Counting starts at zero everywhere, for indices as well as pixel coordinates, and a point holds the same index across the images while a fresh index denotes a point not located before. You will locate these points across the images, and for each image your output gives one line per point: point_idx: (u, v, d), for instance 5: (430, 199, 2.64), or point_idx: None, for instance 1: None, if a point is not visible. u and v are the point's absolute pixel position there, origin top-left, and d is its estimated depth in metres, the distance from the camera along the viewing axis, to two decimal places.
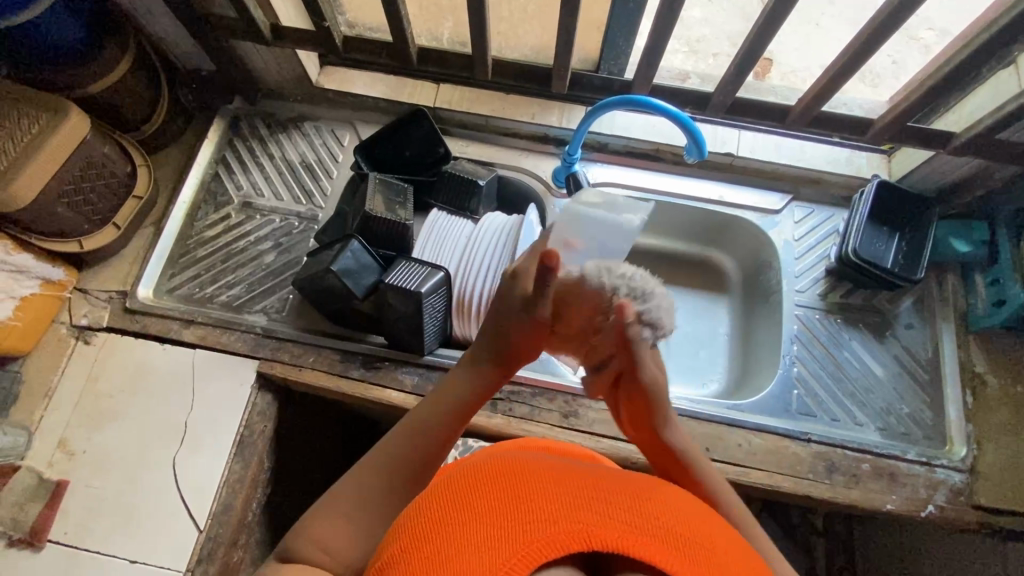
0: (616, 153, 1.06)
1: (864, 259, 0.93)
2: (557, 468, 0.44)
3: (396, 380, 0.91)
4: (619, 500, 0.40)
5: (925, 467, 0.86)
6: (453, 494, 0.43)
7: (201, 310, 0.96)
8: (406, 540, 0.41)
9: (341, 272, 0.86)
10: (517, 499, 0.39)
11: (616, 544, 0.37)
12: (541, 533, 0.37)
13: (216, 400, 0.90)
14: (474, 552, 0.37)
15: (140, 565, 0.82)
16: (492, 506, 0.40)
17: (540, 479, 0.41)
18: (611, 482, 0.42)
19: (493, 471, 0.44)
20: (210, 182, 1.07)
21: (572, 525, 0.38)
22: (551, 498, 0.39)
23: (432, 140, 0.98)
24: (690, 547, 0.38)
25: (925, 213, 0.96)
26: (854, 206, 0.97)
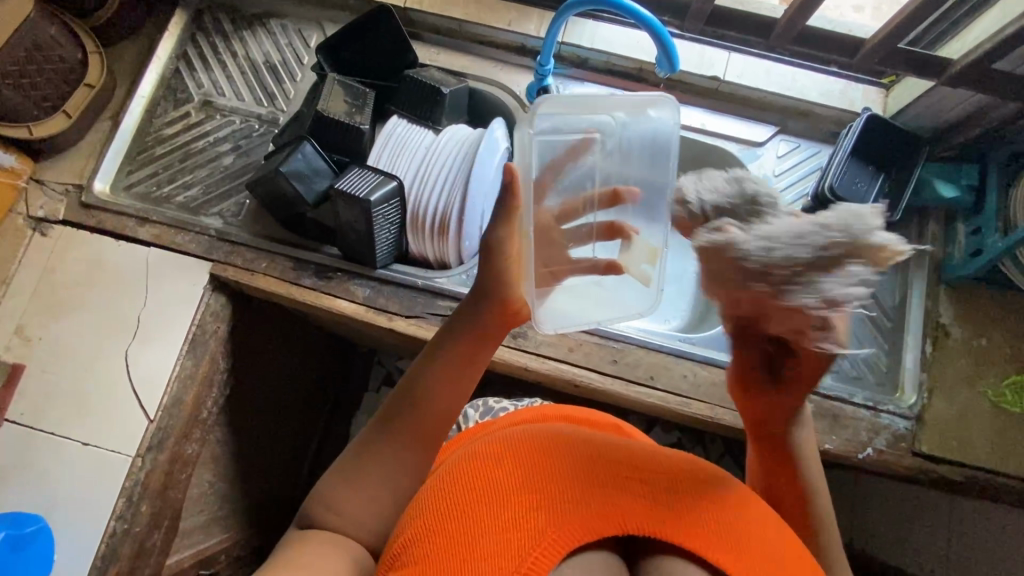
0: (595, 71, 1.00)
1: (840, 197, 0.89)
2: (584, 443, 0.50)
3: (347, 290, 0.90)
4: (645, 482, 0.47)
5: (870, 411, 0.86)
6: (491, 463, 0.48)
7: (157, 209, 0.95)
8: (446, 505, 0.46)
9: (291, 175, 0.84)
10: (552, 478, 0.46)
11: (643, 525, 0.44)
12: (577, 511, 0.44)
13: (170, 299, 0.90)
14: (519, 525, 0.43)
15: (92, 448, 0.85)
16: (528, 479, 0.46)
17: (569, 457, 0.47)
18: (636, 462, 0.49)
19: (530, 442, 0.49)
20: (171, 79, 1.03)
21: (604, 507, 0.44)
22: (582, 480, 0.46)
23: (401, 44, 0.93)
24: (710, 529, 0.45)
25: (914, 152, 0.91)
26: (839, 142, 0.92)
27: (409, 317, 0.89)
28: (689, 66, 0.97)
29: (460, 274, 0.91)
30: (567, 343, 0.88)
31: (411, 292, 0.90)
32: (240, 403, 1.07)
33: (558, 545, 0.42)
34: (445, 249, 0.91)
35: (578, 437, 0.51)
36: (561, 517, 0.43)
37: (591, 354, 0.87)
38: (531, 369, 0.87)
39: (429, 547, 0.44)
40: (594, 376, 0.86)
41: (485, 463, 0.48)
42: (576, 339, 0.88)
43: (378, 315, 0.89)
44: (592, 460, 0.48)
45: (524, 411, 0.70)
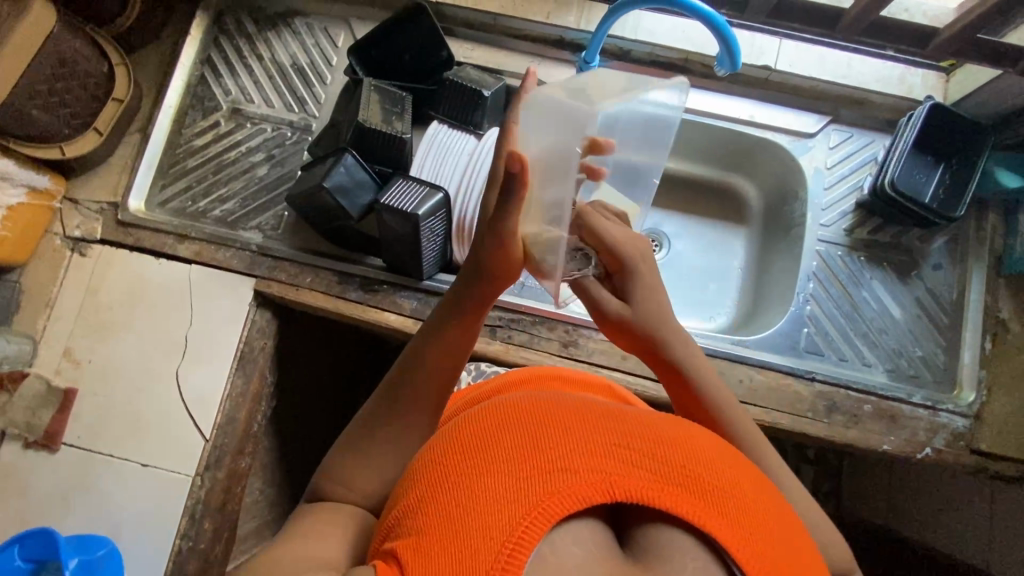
0: (639, 63, 0.95)
1: (900, 192, 0.86)
2: (575, 406, 0.44)
3: (394, 303, 0.88)
4: (643, 448, 0.40)
5: (929, 410, 0.85)
6: (471, 433, 0.43)
7: (195, 224, 0.93)
8: (423, 480, 0.42)
9: (334, 189, 0.81)
10: (537, 447, 0.40)
11: (639, 495, 0.38)
12: (563, 482, 0.38)
13: (215, 316, 0.90)
14: (497, 496, 0.38)
15: (151, 469, 0.86)
16: (511, 451, 0.40)
17: (559, 424, 0.41)
18: (632, 423, 0.42)
19: (514, 408, 0.44)
20: (197, 86, 0.99)
21: (594, 475, 0.39)
22: (570, 447, 0.40)
23: (435, 41, 0.89)
24: (714, 497, 0.39)
25: (976, 140, 0.87)
26: (900, 131, 0.88)
27: None
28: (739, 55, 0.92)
29: None
30: (619, 351, 0.87)
31: None
32: (287, 412, 1.08)
33: (544, 520, 0.37)
34: None
35: (569, 401, 0.45)
36: (543, 489, 0.38)
37: (645, 361, 0.86)
38: None
39: (413, 529, 0.39)
40: (649, 384, 0.86)
41: (470, 435, 0.43)
42: None
43: None
44: (579, 422, 0.42)
45: (515, 369, 0.67)
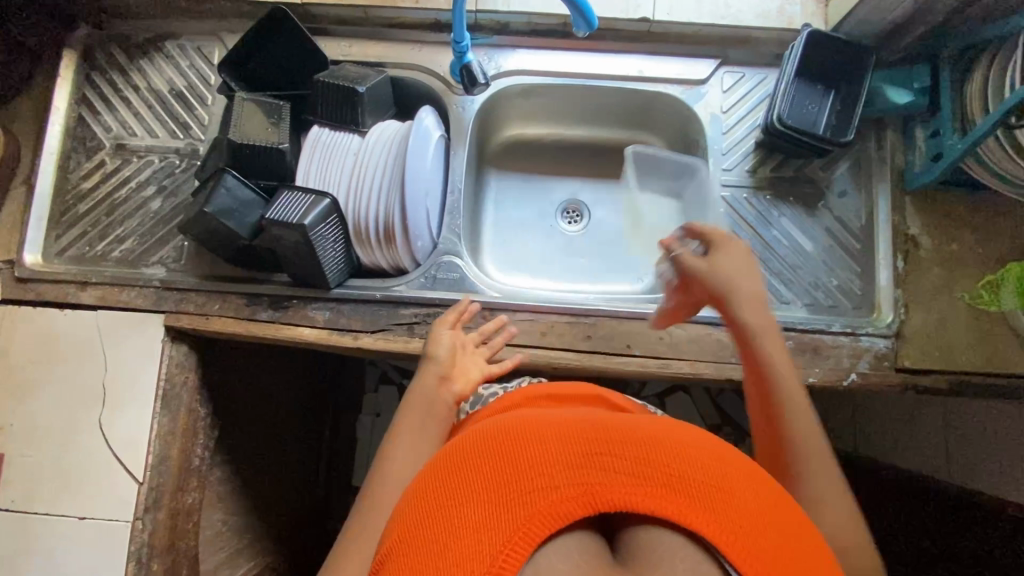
0: (518, 34, 0.94)
1: (792, 127, 0.85)
2: (557, 423, 0.45)
3: (306, 317, 0.87)
4: (625, 455, 0.41)
5: (850, 336, 0.85)
6: (456, 464, 0.44)
7: (96, 269, 0.91)
8: (413, 518, 0.42)
9: (217, 213, 0.79)
10: (517, 468, 0.41)
11: (621, 502, 0.39)
12: (545, 498, 0.39)
13: (130, 358, 0.88)
14: (480, 522, 0.38)
15: (89, 521, 0.85)
16: (492, 474, 0.41)
17: (539, 442, 0.42)
18: (614, 432, 0.43)
19: (497, 434, 0.45)
20: (77, 128, 0.96)
21: (576, 488, 0.39)
22: (551, 463, 0.40)
23: (304, 45, 0.86)
24: (700, 493, 0.39)
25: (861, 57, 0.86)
26: (783, 65, 0.87)
27: (374, 332, 0.86)
28: (615, 11, 0.91)
29: (418, 279, 0.89)
30: (538, 327, 0.86)
31: (373, 307, 0.87)
32: (238, 439, 1.07)
33: (529, 540, 0.37)
34: (398, 256, 0.88)
35: (551, 418, 0.46)
36: (526, 509, 0.38)
37: (565, 334, 0.86)
38: (507, 361, 0.86)
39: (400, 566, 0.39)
40: (570, 355, 0.85)
41: (455, 465, 0.44)
42: (547, 321, 0.87)
43: (342, 336, 0.86)
44: (561, 437, 0.43)
45: (503, 399, 0.67)
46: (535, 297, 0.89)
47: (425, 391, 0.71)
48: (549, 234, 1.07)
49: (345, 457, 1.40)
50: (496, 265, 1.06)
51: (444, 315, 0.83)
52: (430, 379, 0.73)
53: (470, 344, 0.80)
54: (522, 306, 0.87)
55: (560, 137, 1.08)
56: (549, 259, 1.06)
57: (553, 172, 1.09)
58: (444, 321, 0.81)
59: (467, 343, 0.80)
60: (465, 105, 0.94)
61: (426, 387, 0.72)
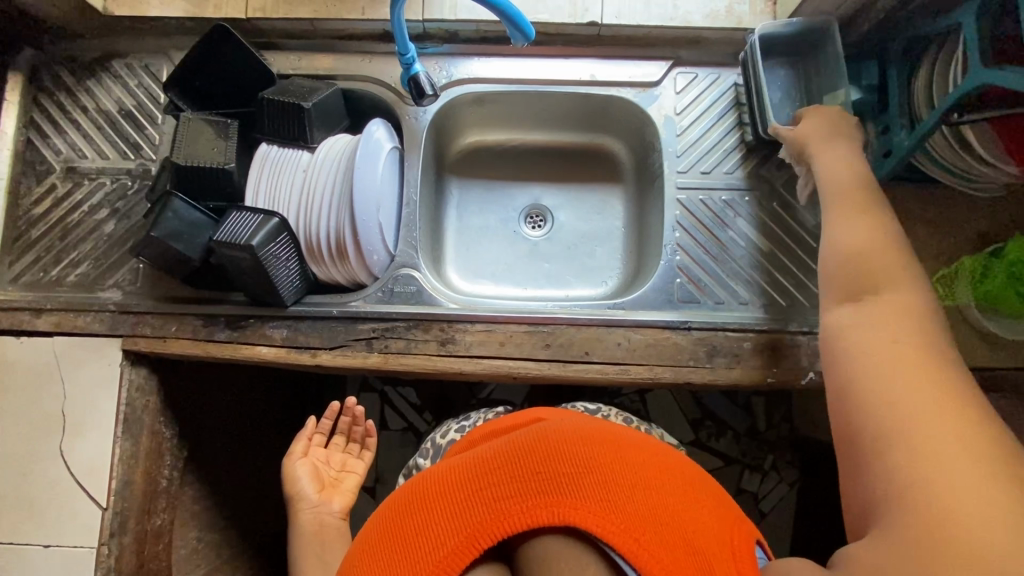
0: (468, 42, 0.93)
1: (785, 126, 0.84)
2: (443, 469, 0.49)
3: (265, 336, 0.87)
4: (501, 480, 0.45)
5: (808, 336, 0.85)
6: (365, 544, 0.48)
7: (50, 295, 0.91)
8: None
9: (166, 236, 0.79)
10: (412, 533, 0.45)
11: (503, 529, 0.43)
12: (438, 553, 0.43)
13: (88, 384, 0.87)
14: None
15: (54, 549, 0.85)
16: (391, 548, 0.45)
17: (426, 503, 0.46)
18: (488, 462, 0.46)
19: (395, 506, 0.49)
20: (25, 152, 0.95)
21: (461, 534, 0.43)
22: (438, 520, 0.44)
23: (249, 60, 0.85)
24: (568, 490, 0.43)
25: (826, 37, 0.83)
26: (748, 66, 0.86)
27: (333, 349, 0.86)
28: (563, 17, 0.90)
29: (375, 292, 0.89)
30: (497, 338, 0.86)
31: (331, 323, 0.87)
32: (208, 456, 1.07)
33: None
34: (353, 270, 0.87)
35: (439, 470, 0.49)
36: (423, 569, 0.42)
37: (524, 343, 0.86)
38: (467, 372, 0.86)
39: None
40: (530, 364, 0.85)
41: (363, 547, 0.48)
42: (505, 331, 0.86)
43: (301, 353, 0.86)
44: (444, 489, 0.46)
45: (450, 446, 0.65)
46: (494, 307, 0.89)
47: (305, 527, 0.83)
48: (512, 240, 1.07)
49: None
50: (460, 274, 1.05)
51: (293, 443, 0.88)
52: (309, 512, 0.84)
53: (329, 452, 0.90)
54: (480, 317, 0.87)
55: (519, 143, 1.08)
56: (513, 265, 1.06)
57: (513, 178, 1.09)
58: (295, 451, 0.87)
59: (332, 454, 0.90)
60: (418, 116, 0.93)
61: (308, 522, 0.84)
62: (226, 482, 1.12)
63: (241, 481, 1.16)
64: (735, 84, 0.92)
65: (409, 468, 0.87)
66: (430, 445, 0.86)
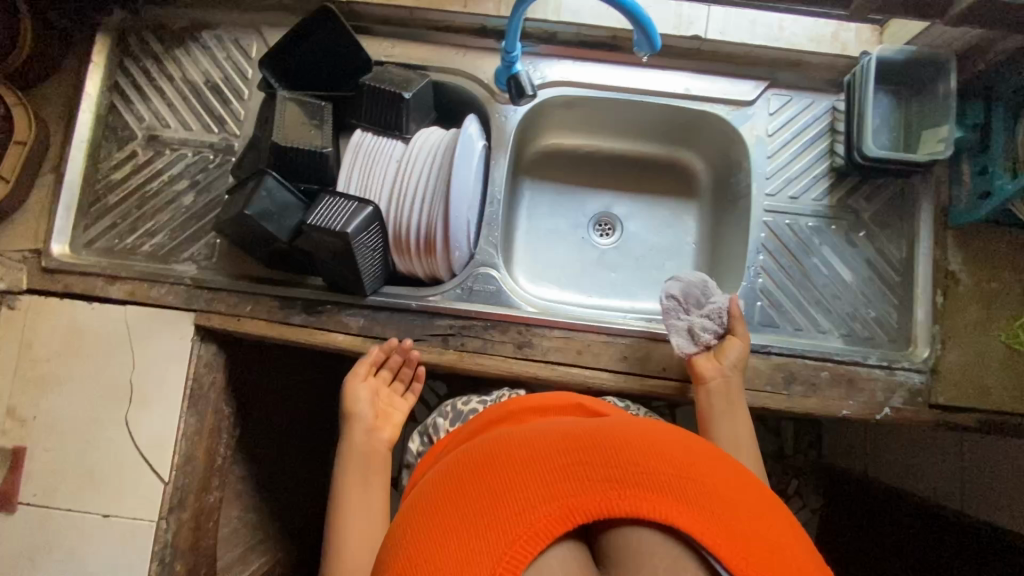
0: (567, 44, 0.92)
1: (885, 159, 0.82)
2: (527, 439, 0.47)
3: (341, 323, 0.86)
4: (596, 461, 0.43)
5: (885, 370, 0.85)
6: (431, 499, 0.44)
7: (125, 263, 0.90)
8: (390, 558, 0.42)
9: (258, 216, 0.77)
10: (494, 492, 0.42)
11: (598, 509, 0.40)
12: (526, 519, 0.39)
13: (158, 356, 0.87)
14: (463, 554, 0.38)
15: (113, 519, 0.84)
16: (470, 502, 0.42)
17: (511, 466, 0.43)
18: (582, 443, 0.44)
19: (473, 463, 0.46)
20: (107, 116, 0.94)
21: (552, 506, 0.40)
22: (526, 484, 0.41)
23: (348, 43, 0.84)
24: (673, 486, 0.41)
25: (941, 70, 0.82)
26: (856, 93, 0.84)
27: (409, 342, 0.86)
28: (667, 28, 0.89)
29: (454, 289, 0.88)
30: (574, 346, 0.86)
31: (408, 316, 0.87)
32: (255, 436, 1.07)
33: (515, 563, 0.38)
34: (435, 266, 0.86)
35: (524, 438, 0.47)
36: (510, 533, 0.39)
37: (601, 354, 0.85)
38: (541, 378, 0.85)
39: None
40: (606, 375, 0.85)
41: (431, 503, 0.44)
42: (583, 340, 0.86)
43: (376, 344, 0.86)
44: (533, 459, 0.44)
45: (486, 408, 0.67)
46: (571, 313, 0.89)
47: (363, 444, 0.78)
48: (581, 247, 1.06)
49: None
50: (526, 275, 1.04)
51: (354, 365, 0.83)
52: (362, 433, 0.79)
53: (382, 386, 0.84)
54: (558, 324, 0.86)
55: (596, 148, 1.06)
56: (579, 272, 1.05)
57: (586, 184, 1.08)
58: (356, 373, 0.82)
59: (385, 389, 0.84)
60: (507, 115, 0.92)
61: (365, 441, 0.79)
62: (266, 463, 1.11)
63: (281, 463, 1.15)
64: (831, 109, 0.91)
65: (425, 426, 0.88)
66: (448, 408, 0.87)
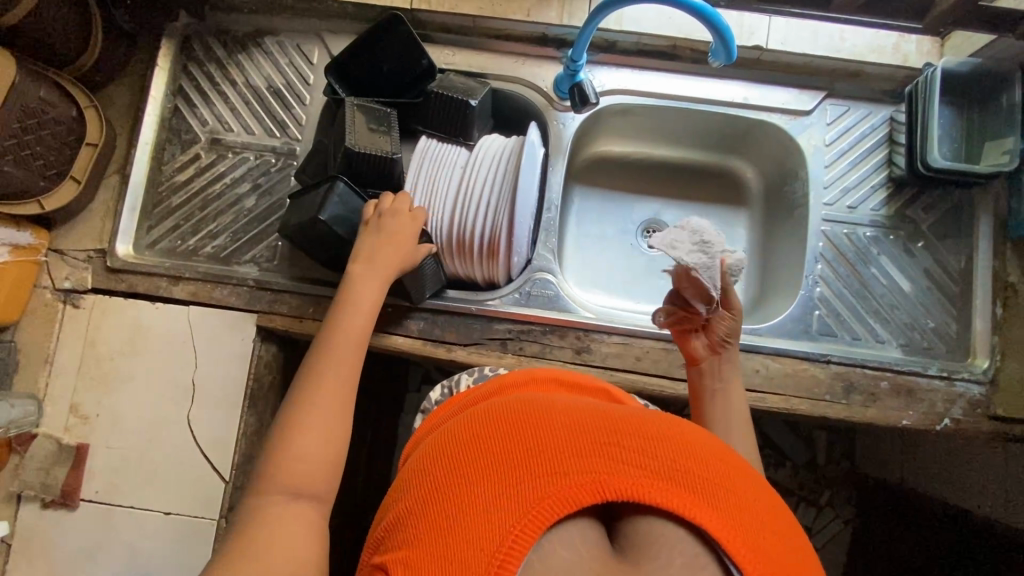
0: (625, 53, 0.93)
1: (947, 169, 0.82)
2: (570, 411, 0.48)
3: (401, 326, 0.87)
4: (632, 447, 0.43)
5: (945, 381, 0.85)
6: (466, 447, 0.46)
7: (187, 264, 0.91)
8: (421, 496, 0.45)
9: (330, 221, 0.79)
10: (529, 452, 0.43)
11: (627, 492, 0.41)
12: (555, 484, 0.41)
13: (221, 357, 0.88)
14: (489, 504, 0.41)
15: (174, 517, 0.85)
16: (504, 455, 0.44)
17: (550, 430, 0.45)
18: (623, 427, 0.45)
19: (513, 417, 0.48)
20: (171, 119, 0.95)
21: (583, 476, 0.41)
22: (562, 451, 0.43)
23: (414, 51, 0.85)
24: (706, 490, 0.41)
25: (1002, 82, 0.83)
26: (918, 103, 0.84)
27: (468, 345, 0.87)
28: None
29: (512, 294, 0.89)
30: (633, 352, 0.86)
31: (468, 320, 0.87)
32: None
33: (538, 522, 0.39)
34: (495, 270, 0.87)
35: (567, 409, 0.48)
36: (538, 492, 0.41)
37: (660, 361, 0.86)
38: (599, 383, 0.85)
39: (410, 543, 0.41)
40: (665, 382, 0.85)
41: (465, 450, 0.46)
42: (642, 346, 0.86)
43: (437, 347, 0.87)
44: (573, 428, 0.45)
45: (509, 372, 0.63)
46: (629, 319, 0.89)
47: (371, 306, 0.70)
48: (630, 254, 1.06)
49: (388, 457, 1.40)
50: (575, 281, 1.04)
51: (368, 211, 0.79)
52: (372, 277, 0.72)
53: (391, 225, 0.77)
54: (617, 329, 0.86)
55: (645, 156, 1.07)
56: (628, 278, 1.05)
57: (634, 191, 1.08)
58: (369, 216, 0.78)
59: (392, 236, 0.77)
60: (565, 122, 0.93)
61: (370, 289, 0.71)
62: None
63: None
64: (888, 120, 0.92)
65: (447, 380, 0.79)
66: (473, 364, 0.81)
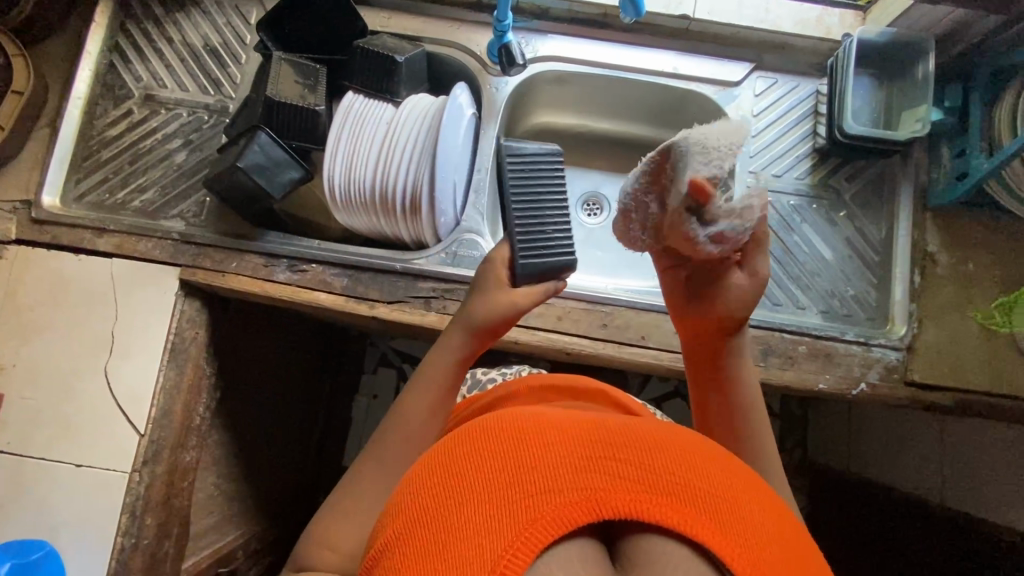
0: (558, 20, 0.95)
1: (864, 136, 0.84)
2: (560, 419, 0.41)
3: (323, 282, 0.87)
4: (632, 458, 0.36)
5: (862, 346, 0.85)
6: (446, 462, 0.39)
7: (113, 217, 0.91)
8: (398, 523, 0.37)
9: (250, 169, 0.80)
10: (516, 465, 0.36)
11: (627, 509, 0.33)
12: (547, 502, 0.33)
13: (143, 308, 0.87)
14: (471, 530, 0.33)
15: (85, 469, 0.84)
16: (489, 470, 0.36)
17: (539, 441, 0.37)
18: (619, 435, 0.38)
19: (500, 426, 0.40)
20: (106, 74, 0.95)
21: (579, 492, 0.34)
22: (555, 466, 0.35)
23: (347, 11, 0.87)
24: (720, 507, 0.34)
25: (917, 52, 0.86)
26: (837, 72, 0.86)
27: (392, 303, 0.86)
28: (658, 7, 0.92)
29: (438, 254, 0.88)
30: (554, 312, 0.86)
31: (391, 278, 0.87)
32: (235, 402, 1.06)
33: (528, 547, 0.32)
34: (421, 228, 0.87)
35: (556, 418, 0.41)
36: (528, 512, 0.33)
37: (580, 321, 0.86)
38: (521, 342, 0.86)
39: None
40: (583, 342, 0.85)
41: (442, 467, 0.39)
42: (564, 307, 0.86)
43: (358, 304, 0.86)
44: (563, 436, 0.38)
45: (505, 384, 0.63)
46: None
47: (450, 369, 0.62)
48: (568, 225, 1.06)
49: (335, 435, 1.39)
50: None
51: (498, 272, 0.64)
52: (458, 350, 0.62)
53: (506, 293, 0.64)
54: None
55: (586, 129, 1.08)
56: None
57: (574, 165, 1.10)
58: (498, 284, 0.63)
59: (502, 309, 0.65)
60: (497, 87, 0.94)
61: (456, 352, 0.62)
62: (243, 433, 1.11)
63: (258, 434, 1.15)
64: (814, 93, 0.94)
65: None
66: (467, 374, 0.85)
